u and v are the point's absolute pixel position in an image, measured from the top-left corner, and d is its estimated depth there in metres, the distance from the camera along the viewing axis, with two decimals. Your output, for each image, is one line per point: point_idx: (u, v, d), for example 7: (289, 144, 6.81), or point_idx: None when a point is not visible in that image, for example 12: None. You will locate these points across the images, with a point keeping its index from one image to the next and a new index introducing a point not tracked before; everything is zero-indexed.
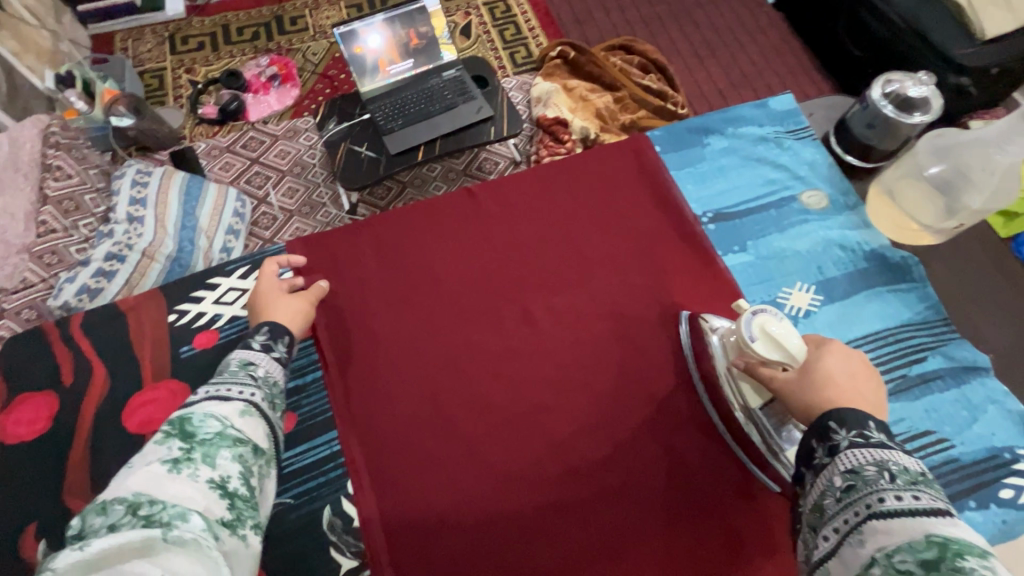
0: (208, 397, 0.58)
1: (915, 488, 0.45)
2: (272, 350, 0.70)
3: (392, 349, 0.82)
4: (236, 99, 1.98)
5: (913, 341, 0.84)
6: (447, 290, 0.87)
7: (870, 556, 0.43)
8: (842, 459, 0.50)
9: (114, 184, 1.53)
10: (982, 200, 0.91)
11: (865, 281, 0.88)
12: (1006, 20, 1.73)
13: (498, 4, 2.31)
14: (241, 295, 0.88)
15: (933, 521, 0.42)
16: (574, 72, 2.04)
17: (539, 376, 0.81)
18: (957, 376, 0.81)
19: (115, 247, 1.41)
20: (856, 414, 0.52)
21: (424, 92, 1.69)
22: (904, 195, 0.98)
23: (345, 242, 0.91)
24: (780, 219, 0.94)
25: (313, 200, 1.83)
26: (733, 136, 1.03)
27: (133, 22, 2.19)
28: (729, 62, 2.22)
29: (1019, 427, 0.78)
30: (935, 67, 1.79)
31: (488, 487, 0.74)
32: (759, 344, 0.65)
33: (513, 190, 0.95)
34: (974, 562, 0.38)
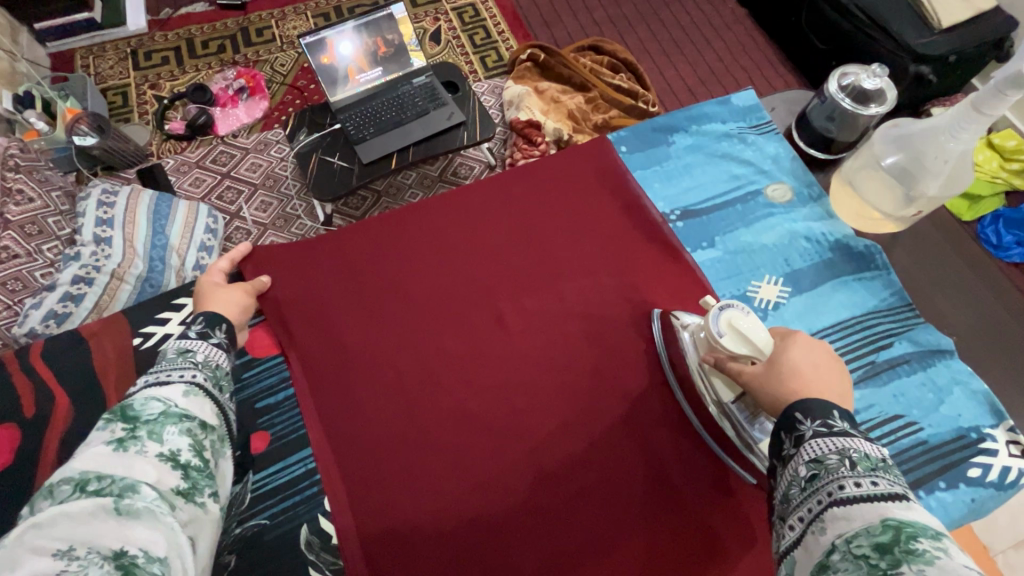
0: (148, 384, 0.58)
1: (874, 474, 0.46)
2: (209, 337, 0.69)
3: (365, 362, 0.81)
4: (204, 113, 1.95)
5: (879, 327, 0.85)
6: (419, 299, 0.86)
7: (830, 542, 0.43)
8: (805, 449, 0.51)
9: (78, 206, 1.49)
10: (936, 186, 0.91)
11: (831, 271, 0.90)
12: (958, 11, 1.79)
13: (467, 9, 2.31)
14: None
15: (889, 506, 0.43)
16: (545, 75, 2.05)
17: (515, 379, 0.81)
18: (923, 359, 0.83)
19: (82, 270, 1.37)
20: (821, 404, 0.53)
21: (394, 100, 1.69)
22: (865, 184, 0.99)
23: (314, 253, 0.90)
24: (746, 214, 0.95)
25: (287, 213, 1.82)
26: (698, 134, 1.04)
27: (93, 38, 2.14)
28: (697, 59, 2.26)
29: (984, 407, 0.80)
30: (895, 58, 1.84)
31: (466, 495, 0.73)
32: (727, 339, 0.67)
33: (483, 194, 0.95)
34: (926, 544, 0.39)
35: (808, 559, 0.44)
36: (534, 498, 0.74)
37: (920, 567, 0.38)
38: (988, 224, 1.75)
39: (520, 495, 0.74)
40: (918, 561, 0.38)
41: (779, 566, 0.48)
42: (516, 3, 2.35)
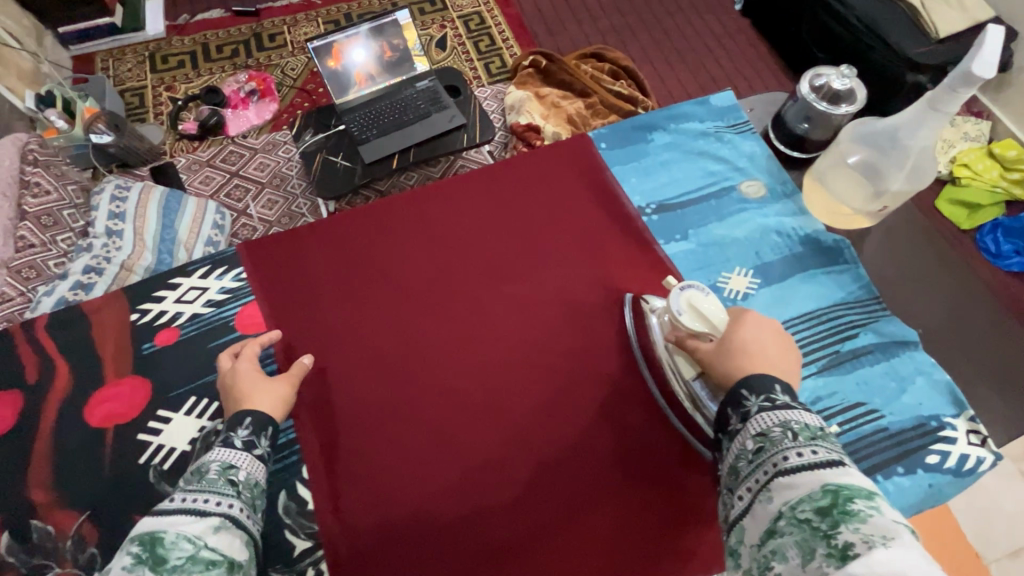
0: (183, 512, 0.55)
1: (815, 444, 0.52)
2: (254, 447, 0.67)
3: (344, 344, 0.85)
4: (216, 115, 2.03)
5: (845, 319, 0.87)
6: (403, 285, 0.90)
7: (777, 509, 0.49)
8: (753, 425, 0.57)
9: (92, 200, 1.58)
10: (902, 179, 0.92)
11: (801, 265, 0.92)
12: (958, 21, 1.85)
13: (473, 16, 2.37)
14: (201, 293, 0.90)
15: (827, 471, 0.49)
16: (547, 80, 2.10)
17: (494, 360, 0.84)
18: (887, 350, 0.84)
19: (93, 261, 1.45)
20: (767, 381, 0.60)
21: (397, 103, 1.75)
22: (836, 181, 0.97)
23: (302, 240, 0.93)
24: (720, 209, 0.98)
25: (292, 211, 1.88)
26: (676, 132, 1.06)
27: (113, 42, 2.23)
28: (698, 67, 2.30)
29: (946, 397, 0.81)
30: (896, 67, 1.87)
31: (451, 475, 0.76)
32: (687, 317, 0.73)
33: (469, 186, 0.99)
34: (858, 503, 0.45)
35: (759, 526, 0.50)
36: (513, 479, 0.76)
37: (855, 525, 0.43)
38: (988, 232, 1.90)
39: (497, 476, 0.76)
40: (854, 520, 0.43)
41: (730, 532, 0.54)
42: (522, 11, 2.41)
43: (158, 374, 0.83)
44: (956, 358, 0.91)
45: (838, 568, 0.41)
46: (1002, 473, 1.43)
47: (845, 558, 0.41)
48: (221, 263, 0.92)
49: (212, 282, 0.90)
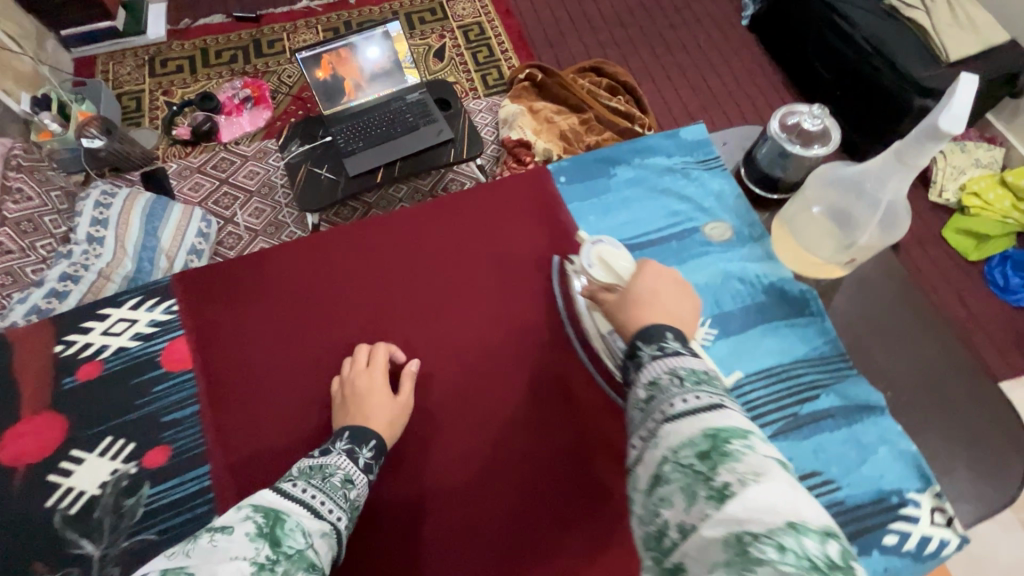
0: (303, 503, 0.59)
1: (697, 388, 0.57)
2: (370, 472, 0.71)
3: (272, 384, 0.83)
4: (209, 121, 2.03)
5: (806, 378, 0.82)
6: (350, 322, 0.88)
7: (662, 454, 0.53)
8: (644, 374, 0.62)
9: (77, 206, 1.59)
10: (872, 232, 0.83)
11: (763, 316, 0.87)
12: (969, 44, 1.79)
13: (473, 26, 2.34)
14: (130, 325, 0.88)
15: (707, 415, 0.54)
16: (542, 94, 2.06)
17: (434, 378, 0.87)
18: (849, 415, 0.79)
19: (70, 268, 1.46)
20: (658, 331, 0.65)
21: (386, 115, 1.73)
22: (804, 228, 0.89)
23: (239, 271, 0.92)
24: (680, 251, 0.93)
25: (278, 220, 1.87)
26: (641, 167, 1.03)
27: (114, 45, 2.25)
28: (700, 82, 2.25)
29: (911, 470, 0.75)
30: (902, 91, 1.81)
31: (511, 452, 0.83)
32: (596, 268, 0.85)
33: (427, 218, 0.99)
34: (734, 444, 0.50)
35: (646, 471, 0.54)
36: (563, 458, 0.83)
37: (732, 465, 0.48)
38: (996, 263, 1.84)
39: (432, 479, 0.81)
40: (730, 461, 0.48)
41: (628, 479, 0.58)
42: (523, 21, 2.37)
43: (76, 409, 0.81)
44: (929, 414, 0.86)
45: (717, 509, 0.45)
46: (1001, 523, 1.35)
47: (723, 498, 0.46)
48: (154, 294, 0.91)
49: (143, 313, 0.89)
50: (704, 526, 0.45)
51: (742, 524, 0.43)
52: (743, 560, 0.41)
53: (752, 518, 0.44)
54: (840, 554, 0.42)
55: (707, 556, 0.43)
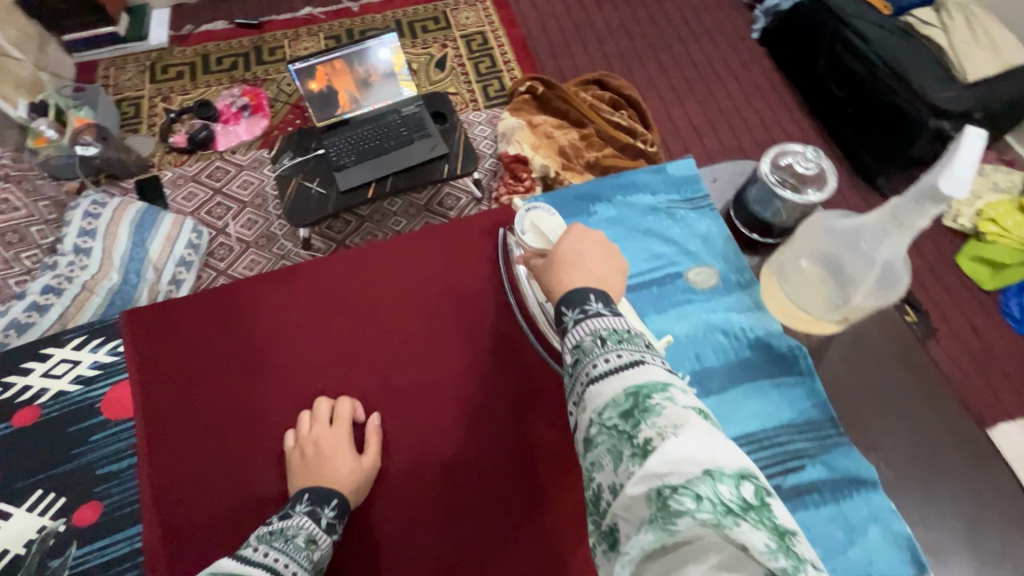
0: (263, 569, 0.57)
1: (619, 347, 0.56)
2: (333, 533, 0.67)
3: (211, 434, 0.78)
4: (206, 129, 2.00)
5: (790, 446, 0.68)
6: (304, 370, 0.83)
7: (589, 417, 0.53)
8: (569, 339, 0.60)
9: (66, 215, 1.58)
10: (865, 293, 0.71)
11: (746, 374, 0.73)
12: (989, 63, 1.72)
13: (475, 36, 2.30)
14: (71, 367, 0.92)
15: (627, 372, 0.53)
16: (543, 107, 2.00)
17: (382, 399, 0.82)
18: (837, 490, 0.66)
19: (54, 281, 1.44)
20: (580, 293, 0.62)
21: (379, 128, 1.70)
22: (795, 278, 0.76)
23: (186, 309, 0.87)
24: (660, 298, 0.78)
25: (270, 232, 1.84)
26: (623, 205, 0.87)
27: (117, 50, 2.24)
28: (707, 97, 2.18)
29: (906, 557, 0.62)
30: (917, 112, 1.74)
31: (468, 502, 0.75)
32: (528, 236, 0.78)
33: (388, 253, 0.93)
34: (655, 398, 0.50)
35: (578, 436, 0.54)
36: (527, 509, 0.75)
37: (653, 421, 0.48)
38: (1012, 294, 1.76)
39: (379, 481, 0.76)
40: (652, 417, 0.48)
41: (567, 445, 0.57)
42: (527, 32, 2.33)
43: (8, 455, 0.84)
44: None
45: (641, 466, 0.45)
46: None
47: (646, 454, 0.46)
48: (97, 333, 0.95)
49: (83, 355, 0.92)
50: (629, 483, 0.46)
51: (663, 478, 0.44)
52: (664, 515, 0.42)
53: (672, 471, 0.44)
54: (755, 494, 0.43)
55: (633, 515, 0.44)
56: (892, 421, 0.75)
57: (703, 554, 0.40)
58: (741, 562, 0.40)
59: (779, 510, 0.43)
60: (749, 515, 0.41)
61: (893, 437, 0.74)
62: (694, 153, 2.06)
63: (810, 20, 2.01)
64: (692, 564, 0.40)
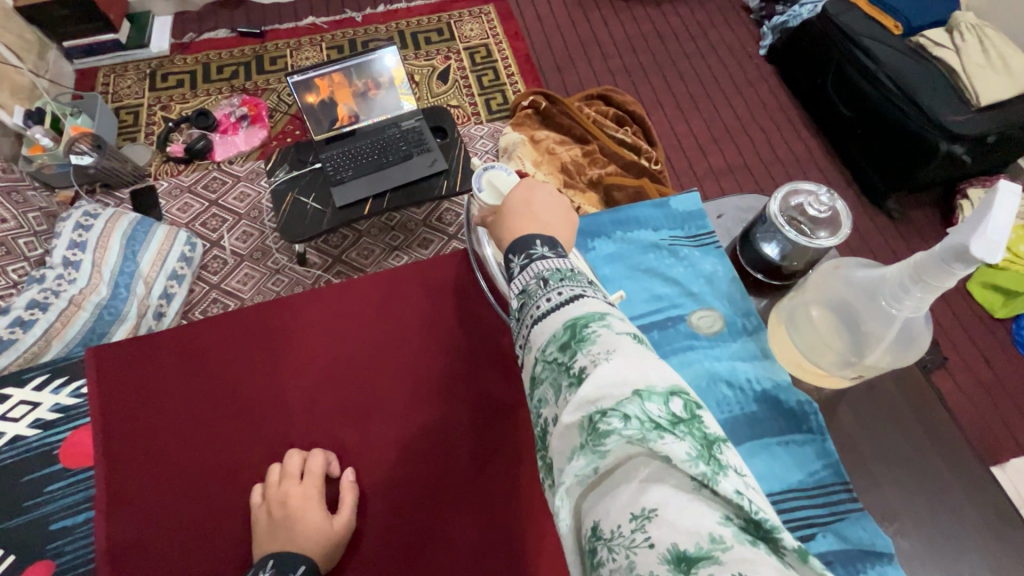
0: None
1: (561, 285, 0.50)
2: None
3: (178, 464, 0.80)
4: (203, 138, 1.97)
5: (796, 513, 0.64)
6: (276, 401, 0.85)
7: (533, 355, 0.48)
8: (514, 284, 0.53)
9: (57, 227, 1.55)
10: (882, 354, 0.65)
11: (750, 430, 0.68)
12: (1003, 86, 1.67)
13: (479, 48, 2.27)
14: (30, 411, 0.91)
15: (568, 309, 0.47)
16: (546, 123, 1.97)
17: (351, 428, 0.84)
18: (848, 562, 0.61)
19: (40, 295, 1.41)
20: (525, 239, 0.56)
21: (378, 143, 1.66)
22: (805, 330, 0.71)
23: (153, 341, 0.89)
24: (659, 344, 0.74)
25: (265, 245, 1.80)
26: (623, 242, 0.83)
27: (117, 57, 2.22)
28: (713, 114, 2.15)
29: None
30: (927, 134, 1.70)
31: (429, 529, 0.77)
32: (484, 193, 0.78)
33: (359, 286, 0.96)
34: (591, 326, 0.44)
35: (526, 374, 0.49)
36: (491, 559, 0.75)
37: (589, 349, 0.43)
38: None
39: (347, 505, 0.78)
40: (587, 345, 0.43)
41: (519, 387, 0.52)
42: (531, 45, 2.30)
43: None
44: None
45: (575, 394, 0.41)
46: None
47: (579, 381, 0.42)
48: (58, 374, 0.94)
49: (43, 397, 0.92)
50: (565, 413, 0.42)
51: (595, 403, 0.40)
52: (593, 438, 0.39)
53: (605, 395, 0.40)
54: (685, 407, 0.40)
55: (567, 443, 0.41)
56: (904, 475, 0.71)
57: (631, 470, 0.39)
58: (666, 473, 0.38)
59: (710, 418, 0.41)
60: (678, 429, 0.39)
61: (904, 495, 0.70)
62: (699, 172, 2.03)
63: (818, 38, 1.97)
64: (625, 484, 0.39)
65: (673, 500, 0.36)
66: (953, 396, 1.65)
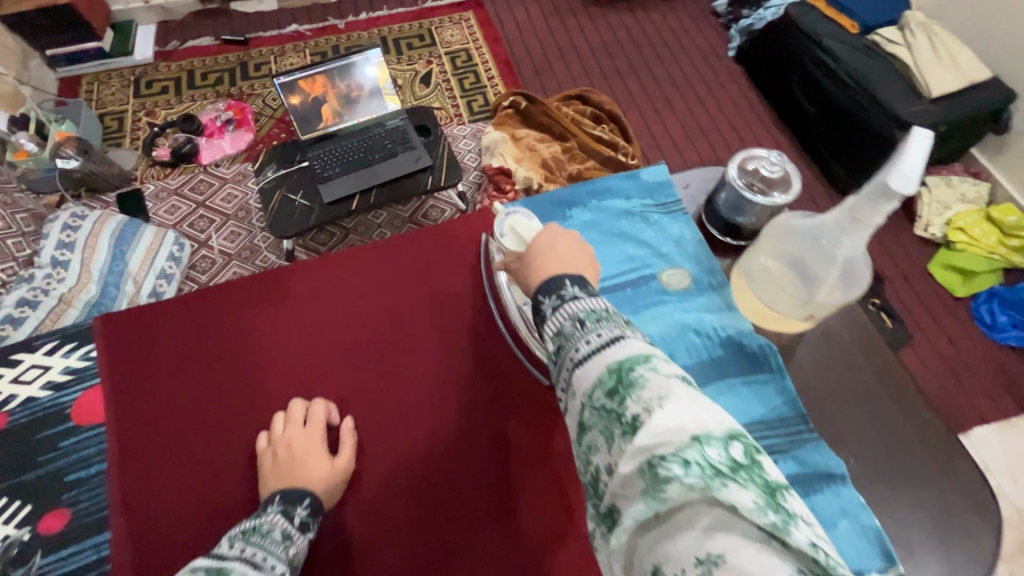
0: (242, 561, 0.59)
1: (598, 326, 0.54)
2: (308, 531, 0.69)
3: (178, 436, 0.83)
4: (190, 142, 2.00)
5: (761, 442, 0.70)
6: (277, 362, 0.89)
7: (579, 401, 0.51)
8: (549, 327, 0.58)
9: (44, 228, 1.57)
10: (830, 289, 0.72)
11: (718, 371, 0.75)
12: (953, 80, 1.80)
13: (460, 53, 2.35)
14: (41, 373, 0.95)
15: (608, 351, 0.51)
16: (526, 122, 2.04)
17: (353, 393, 0.88)
18: (806, 484, 0.67)
19: (30, 293, 1.43)
20: (555, 281, 0.61)
21: (365, 141, 1.71)
22: (760, 280, 0.78)
23: (157, 314, 0.92)
24: (633, 300, 0.80)
25: (253, 245, 1.83)
26: (597, 210, 0.89)
27: (100, 65, 2.24)
28: (685, 113, 2.24)
29: (874, 549, 0.64)
30: (885, 126, 1.81)
31: (439, 530, 0.78)
32: (507, 239, 0.78)
33: (359, 262, 0.99)
34: (637, 370, 0.48)
35: (571, 420, 0.52)
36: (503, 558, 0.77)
37: (638, 395, 0.46)
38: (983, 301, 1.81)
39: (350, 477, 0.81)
40: (635, 390, 0.46)
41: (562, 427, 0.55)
42: (510, 50, 2.38)
43: None
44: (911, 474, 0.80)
45: (630, 442, 0.44)
46: None
47: (634, 429, 0.44)
48: (69, 339, 0.97)
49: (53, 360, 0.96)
50: (622, 462, 0.44)
51: (653, 450, 0.43)
52: (654, 485, 0.41)
53: (662, 441, 0.43)
54: (745, 453, 0.42)
55: (628, 490, 0.43)
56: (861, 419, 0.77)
57: (693, 519, 0.40)
58: (731, 521, 0.39)
59: (770, 466, 0.42)
60: (739, 475, 0.41)
61: (861, 437, 0.76)
62: (674, 167, 2.11)
63: (781, 39, 2.08)
64: (685, 532, 0.39)
65: (740, 549, 0.37)
66: (919, 372, 1.74)
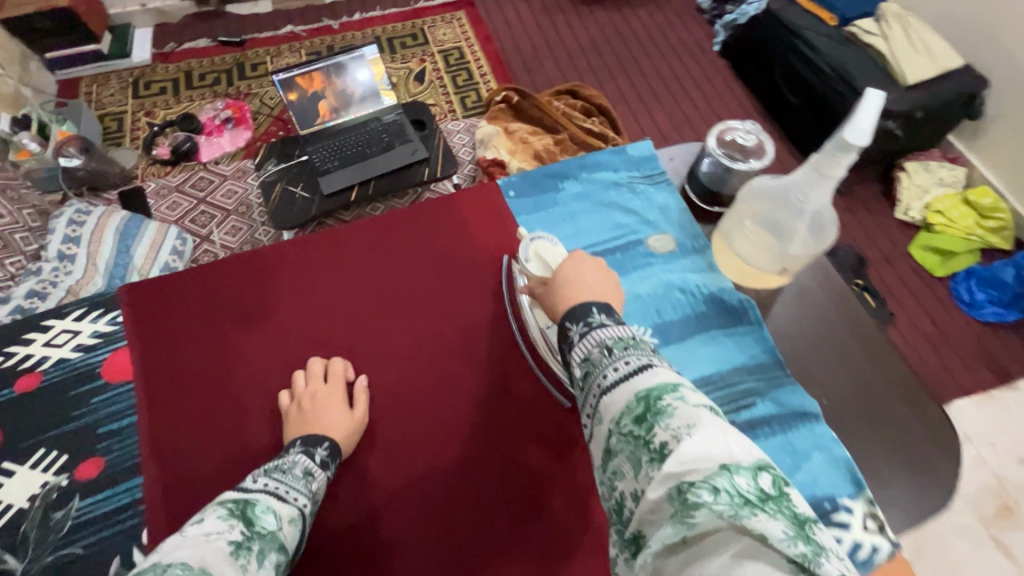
0: (268, 493, 0.68)
1: (625, 354, 0.61)
2: (327, 468, 0.78)
3: (202, 400, 0.88)
4: (190, 141, 2.05)
5: (743, 385, 0.81)
6: (293, 327, 0.95)
7: (608, 428, 0.57)
8: (577, 351, 0.65)
9: (51, 223, 1.61)
10: (802, 241, 0.79)
11: (702, 324, 0.86)
12: (927, 67, 1.88)
13: (453, 51, 2.41)
14: (71, 337, 1.04)
15: (636, 378, 0.57)
16: (518, 116, 2.10)
17: (365, 359, 0.93)
18: (785, 422, 0.78)
19: (38, 286, 1.48)
20: (583, 309, 0.67)
21: (363, 135, 1.76)
22: (740, 240, 0.85)
23: (178, 288, 0.97)
24: (623, 263, 0.90)
25: (254, 238, 1.88)
26: (588, 183, 1.00)
27: (99, 67, 2.28)
28: (673, 105, 2.31)
29: (845, 477, 0.74)
30: None
31: (457, 516, 0.82)
32: (532, 263, 0.87)
33: (369, 237, 1.04)
34: (664, 400, 0.53)
35: (599, 445, 0.58)
36: (517, 543, 0.80)
37: (667, 423, 0.51)
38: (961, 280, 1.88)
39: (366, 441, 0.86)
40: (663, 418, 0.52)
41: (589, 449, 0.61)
42: (501, 47, 2.44)
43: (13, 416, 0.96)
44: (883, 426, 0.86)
45: (659, 469, 0.49)
46: None
47: (662, 457, 0.49)
48: (98, 306, 1.06)
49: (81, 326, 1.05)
50: (651, 488, 0.49)
51: (682, 476, 0.47)
52: (683, 510, 0.45)
53: (691, 469, 0.47)
54: (774, 484, 0.46)
55: (658, 514, 0.47)
56: None
57: (722, 544, 0.42)
58: (761, 550, 0.41)
59: (799, 498, 0.45)
60: (768, 505, 0.44)
61: None
62: None
63: (763, 32, 2.16)
64: (715, 556, 0.42)
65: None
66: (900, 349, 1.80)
